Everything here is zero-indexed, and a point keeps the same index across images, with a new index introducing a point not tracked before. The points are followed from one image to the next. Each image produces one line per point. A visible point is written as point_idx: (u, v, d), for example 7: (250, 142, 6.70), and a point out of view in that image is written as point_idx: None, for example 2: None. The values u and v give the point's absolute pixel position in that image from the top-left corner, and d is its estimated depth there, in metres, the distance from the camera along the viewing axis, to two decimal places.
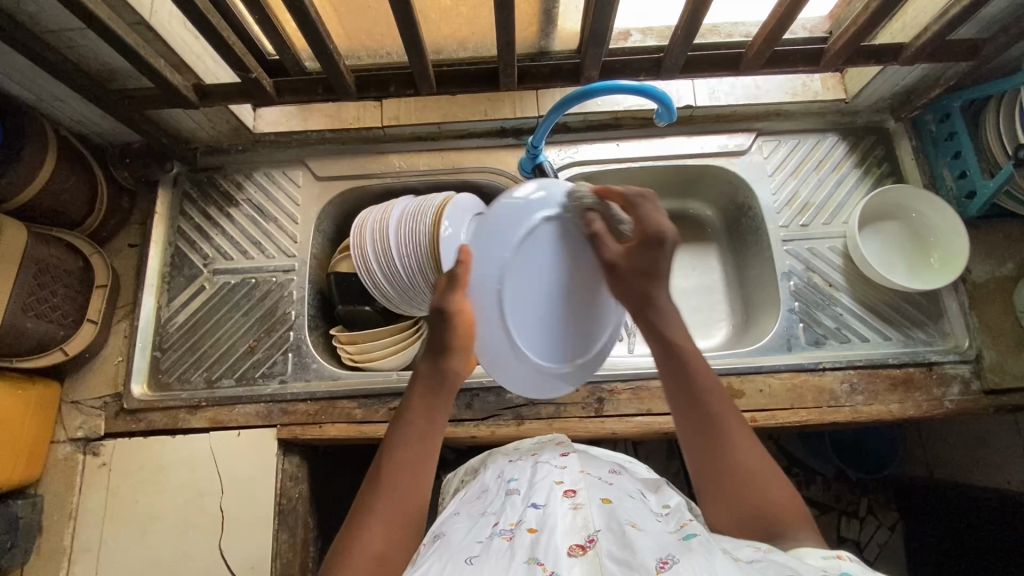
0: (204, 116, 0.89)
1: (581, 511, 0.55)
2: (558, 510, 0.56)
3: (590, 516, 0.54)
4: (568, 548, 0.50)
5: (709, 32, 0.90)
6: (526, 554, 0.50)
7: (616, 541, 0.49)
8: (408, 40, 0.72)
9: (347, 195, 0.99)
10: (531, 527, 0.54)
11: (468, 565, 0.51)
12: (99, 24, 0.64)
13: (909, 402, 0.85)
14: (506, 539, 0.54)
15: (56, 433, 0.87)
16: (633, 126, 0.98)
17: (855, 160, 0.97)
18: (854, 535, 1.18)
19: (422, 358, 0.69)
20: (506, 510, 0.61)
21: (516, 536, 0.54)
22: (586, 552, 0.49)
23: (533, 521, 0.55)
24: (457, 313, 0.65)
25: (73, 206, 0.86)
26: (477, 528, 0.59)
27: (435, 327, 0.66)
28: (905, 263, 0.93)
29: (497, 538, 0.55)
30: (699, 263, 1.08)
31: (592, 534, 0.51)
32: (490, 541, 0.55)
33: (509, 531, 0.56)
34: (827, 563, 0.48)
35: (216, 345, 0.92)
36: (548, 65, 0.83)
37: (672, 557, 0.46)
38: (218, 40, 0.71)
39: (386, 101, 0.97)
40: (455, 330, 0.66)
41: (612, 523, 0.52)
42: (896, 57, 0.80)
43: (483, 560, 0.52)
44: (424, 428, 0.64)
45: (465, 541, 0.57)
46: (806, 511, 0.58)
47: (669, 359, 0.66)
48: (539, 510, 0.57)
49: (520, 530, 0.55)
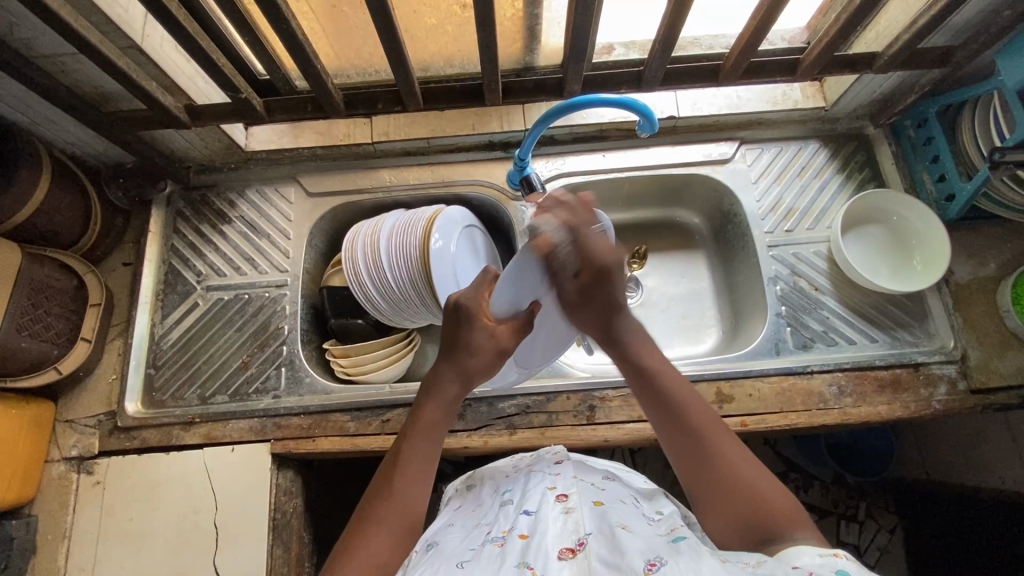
0: (197, 136, 0.90)
1: (572, 515, 0.56)
2: (550, 514, 0.57)
3: (582, 519, 0.55)
4: (558, 552, 0.51)
5: (689, 44, 0.93)
6: (517, 559, 0.51)
7: (606, 542, 0.50)
8: (394, 59, 0.74)
9: (338, 210, 1.01)
10: (522, 534, 0.55)
11: (459, 571, 0.52)
12: (91, 48, 0.66)
13: (897, 403, 0.86)
14: (498, 545, 0.55)
15: (50, 452, 0.87)
16: (619, 138, 1.00)
17: (837, 166, 0.99)
18: (854, 540, 1.18)
19: (442, 366, 0.68)
20: (499, 519, 0.61)
21: (507, 543, 0.55)
22: (576, 556, 0.50)
23: (525, 527, 0.56)
24: (485, 349, 0.68)
25: (67, 227, 0.87)
26: (470, 536, 0.60)
27: (463, 356, 0.67)
28: (889, 266, 0.95)
29: (489, 544, 0.56)
30: (688, 271, 1.09)
31: (582, 537, 0.52)
32: (481, 547, 0.56)
33: (500, 538, 0.57)
34: (823, 560, 0.47)
35: (210, 361, 0.93)
36: (531, 81, 0.85)
37: (660, 559, 0.47)
38: (208, 61, 0.73)
39: (376, 118, 0.99)
40: (479, 361, 0.68)
41: (603, 526, 0.53)
42: (870, 66, 0.82)
43: (473, 565, 0.53)
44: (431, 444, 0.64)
45: (458, 547, 0.58)
46: (800, 508, 0.57)
47: (643, 379, 0.67)
48: (531, 517, 0.58)
49: (511, 537, 0.56)
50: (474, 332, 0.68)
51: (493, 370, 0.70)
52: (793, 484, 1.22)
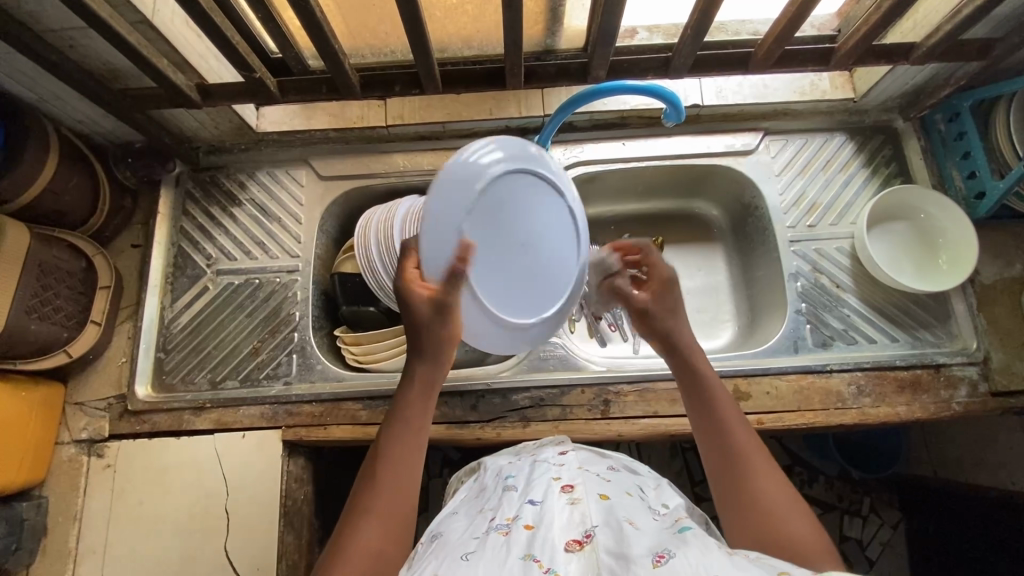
0: (207, 115, 0.88)
1: (578, 506, 0.55)
2: (556, 504, 0.56)
3: (587, 511, 0.54)
4: (564, 544, 0.50)
5: (716, 30, 0.89)
6: (523, 550, 0.50)
7: (614, 535, 0.50)
8: (414, 40, 0.71)
9: (351, 195, 0.98)
10: (528, 523, 0.54)
11: (463, 561, 0.51)
12: (101, 23, 0.63)
13: (916, 404, 0.84)
14: (503, 534, 0.54)
15: (60, 435, 0.87)
16: (639, 126, 0.97)
17: (863, 160, 0.97)
18: (857, 534, 1.18)
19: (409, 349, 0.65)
20: (503, 507, 0.60)
21: (512, 532, 0.53)
22: (583, 548, 0.49)
23: (530, 517, 0.55)
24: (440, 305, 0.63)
25: (75, 207, 0.85)
26: (475, 526, 0.59)
27: (427, 323, 0.64)
28: (913, 264, 0.93)
29: (494, 533, 0.55)
30: (704, 264, 1.08)
31: (589, 530, 0.51)
32: (486, 537, 0.55)
33: (505, 527, 0.55)
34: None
35: (220, 346, 0.92)
36: (554, 65, 0.82)
37: (668, 551, 0.46)
38: (221, 38, 0.70)
39: (390, 100, 0.96)
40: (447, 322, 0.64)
41: (609, 519, 0.52)
42: (907, 56, 0.79)
43: (478, 556, 0.51)
44: (418, 423, 0.62)
45: (462, 537, 0.57)
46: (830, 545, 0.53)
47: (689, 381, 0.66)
48: (536, 506, 0.57)
49: (516, 526, 0.54)
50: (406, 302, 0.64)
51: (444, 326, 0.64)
52: (799, 478, 1.22)
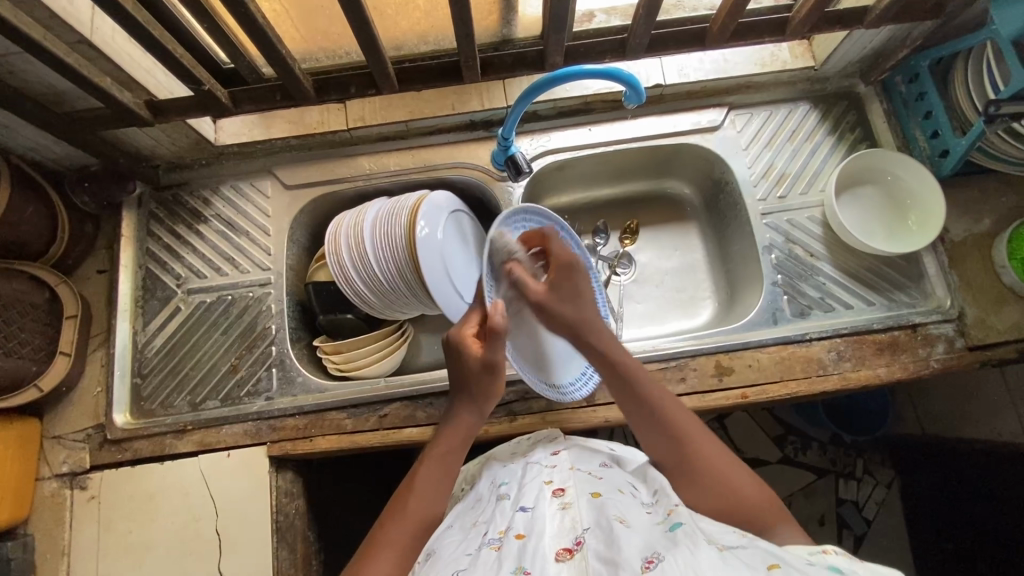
0: (161, 133, 0.86)
1: (569, 512, 0.55)
2: (547, 511, 0.56)
3: (578, 516, 0.54)
4: (555, 554, 0.50)
5: (672, 8, 0.88)
6: (514, 563, 0.50)
7: (603, 539, 0.49)
8: (363, 40, 0.70)
9: (318, 201, 0.97)
10: (519, 534, 0.54)
11: None
12: (35, 45, 0.61)
13: (896, 365, 0.85)
14: (495, 548, 0.54)
15: (40, 470, 0.85)
16: (604, 110, 0.96)
17: (828, 128, 0.97)
18: (852, 496, 1.19)
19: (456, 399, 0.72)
20: (495, 518, 0.60)
21: (504, 545, 0.53)
22: (573, 557, 0.49)
23: (521, 527, 0.55)
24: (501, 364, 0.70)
25: (33, 238, 0.83)
26: (467, 541, 0.58)
27: (478, 378, 0.70)
28: (884, 228, 0.93)
29: (486, 548, 0.55)
30: (680, 244, 1.08)
31: (579, 536, 0.51)
32: (479, 552, 0.55)
33: (497, 540, 0.55)
34: (813, 558, 0.50)
35: (198, 367, 0.90)
36: (510, 55, 0.81)
37: (657, 555, 0.46)
38: (163, 53, 0.68)
39: (351, 103, 0.94)
40: (496, 377, 0.70)
41: (600, 520, 0.52)
42: (861, 20, 0.79)
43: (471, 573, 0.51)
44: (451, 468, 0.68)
45: (456, 554, 0.56)
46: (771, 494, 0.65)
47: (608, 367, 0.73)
48: (527, 513, 0.56)
49: (507, 538, 0.54)
50: (464, 360, 0.71)
51: (491, 380, 0.70)
52: (792, 446, 1.24)
